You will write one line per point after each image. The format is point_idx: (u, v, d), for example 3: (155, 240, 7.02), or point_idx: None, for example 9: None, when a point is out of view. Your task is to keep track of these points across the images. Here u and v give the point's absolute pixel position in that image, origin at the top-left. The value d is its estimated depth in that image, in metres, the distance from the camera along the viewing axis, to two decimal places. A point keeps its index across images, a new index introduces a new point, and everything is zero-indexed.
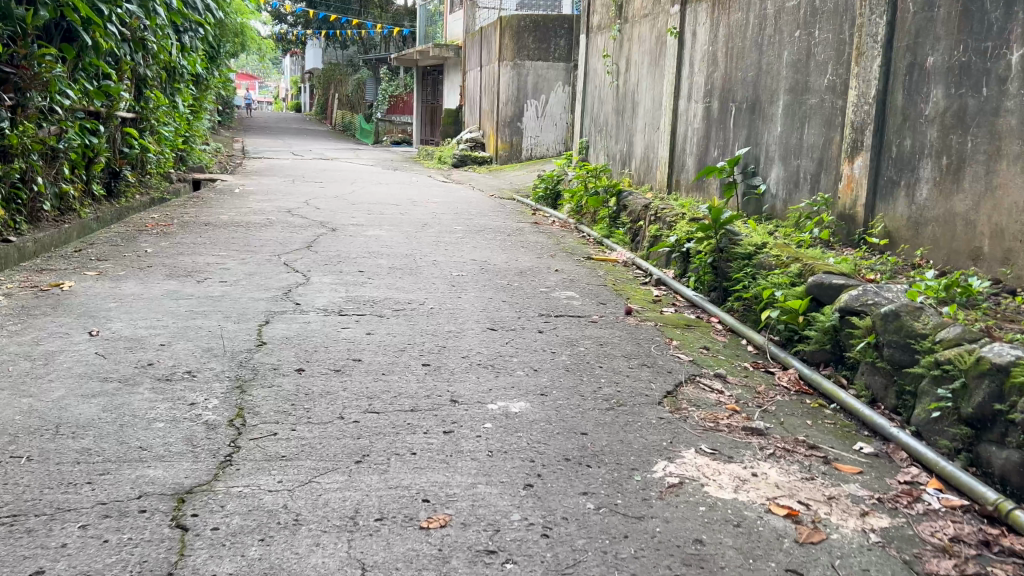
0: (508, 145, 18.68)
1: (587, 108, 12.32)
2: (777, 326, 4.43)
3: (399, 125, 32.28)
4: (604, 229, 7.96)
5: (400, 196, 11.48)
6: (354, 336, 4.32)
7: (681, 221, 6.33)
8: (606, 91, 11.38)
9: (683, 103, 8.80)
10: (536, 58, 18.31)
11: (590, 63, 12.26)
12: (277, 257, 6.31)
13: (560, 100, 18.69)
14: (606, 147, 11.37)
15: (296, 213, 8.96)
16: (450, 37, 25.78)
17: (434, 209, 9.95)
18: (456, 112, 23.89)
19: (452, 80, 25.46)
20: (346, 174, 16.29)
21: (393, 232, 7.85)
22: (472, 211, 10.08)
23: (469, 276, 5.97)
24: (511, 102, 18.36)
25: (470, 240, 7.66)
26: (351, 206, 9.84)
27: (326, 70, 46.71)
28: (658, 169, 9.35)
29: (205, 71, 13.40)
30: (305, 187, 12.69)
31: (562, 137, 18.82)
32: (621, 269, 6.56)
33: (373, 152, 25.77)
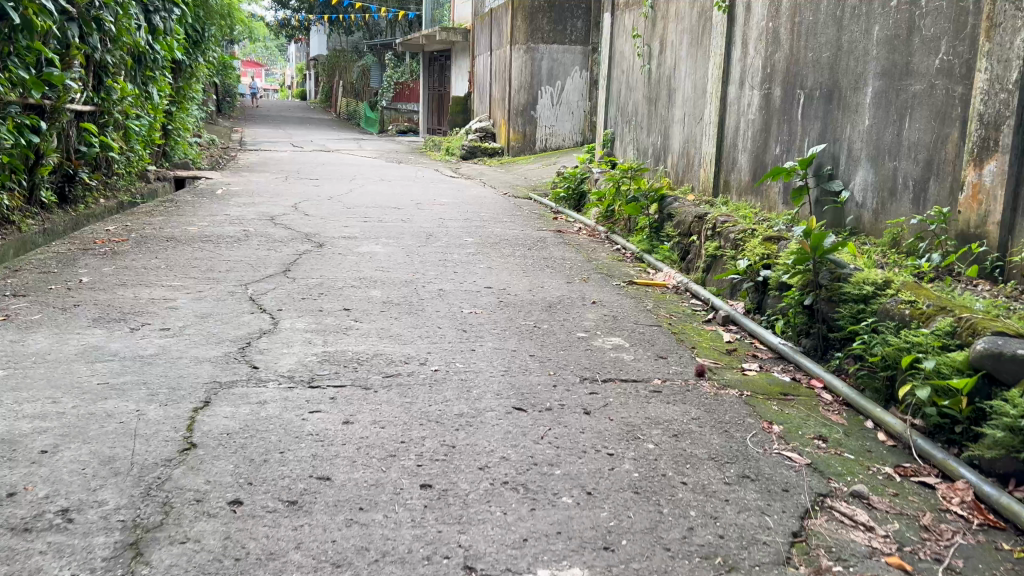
0: (521, 136, 17.30)
1: (612, 96, 10.97)
2: (926, 409, 3.14)
3: (405, 113, 30.98)
4: (644, 242, 6.66)
5: (402, 198, 10.16)
6: (325, 429, 3.05)
7: (753, 240, 5.03)
8: (636, 76, 10.03)
9: (735, 90, 7.46)
10: (552, 41, 16.94)
11: (616, 45, 10.89)
12: (243, 289, 5.04)
13: (577, 86, 17.29)
14: (635, 140, 10.05)
15: (280, 222, 7.68)
16: (458, 20, 24.40)
17: (440, 215, 8.63)
18: (464, 100, 22.51)
19: (460, 66, 24.11)
20: (346, 169, 14.98)
21: (391, 248, 6.56)
22: (484, 216, 8.77)
23: (484, 314, 4.69)
24: (524, 89, 17.02)
25: (482, 258, 6.37)
26: (345, 212, 8.54)
27: (330, 57, 45.39)
28: (703, 168, 8.02)
29: (186, 57, 12.12)
30: (297, 186, 11.39)
31: (579, 127, 17.43)
32: (674, 300, 5.28)
33: (377, 142, 24.44)
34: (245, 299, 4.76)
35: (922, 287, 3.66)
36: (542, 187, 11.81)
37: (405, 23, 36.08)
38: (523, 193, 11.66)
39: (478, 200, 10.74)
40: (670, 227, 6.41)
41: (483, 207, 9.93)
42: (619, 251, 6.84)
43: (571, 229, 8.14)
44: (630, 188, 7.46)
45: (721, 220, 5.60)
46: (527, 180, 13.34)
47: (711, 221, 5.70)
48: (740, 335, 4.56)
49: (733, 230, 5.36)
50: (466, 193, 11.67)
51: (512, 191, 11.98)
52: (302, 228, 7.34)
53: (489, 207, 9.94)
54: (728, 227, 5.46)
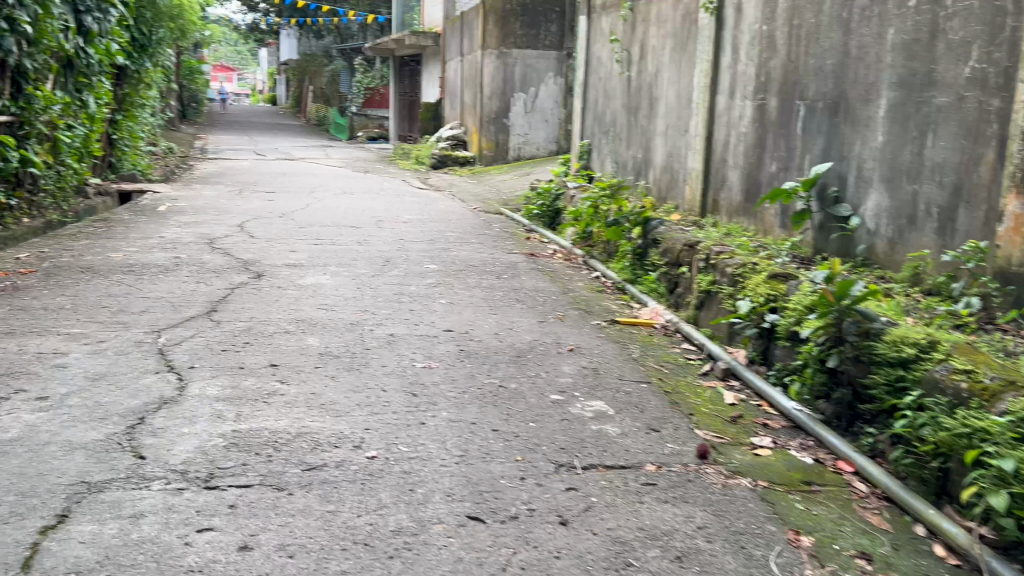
0: (493, 144, 16.51)
1: (588, 104, 10.28)
2: (999, 521, 2.42)
3: (376, 119, 30.14)
4: (627, 271, 5.94)
5: (363, 214, 9.36)
6: (213, 562, 2.27)
7: (756, 277, 4.32)
8: (614, 83, 9.33)
9: (724, 100, 6.78)
10: (524, 46, 16.23)
11: (592, 51, 10.19)
12: (154, 338, 4.23)
13: (551, 92, 16.60)
14: (614, 152, 9.35)
15: (219, 246, 6.87)
16: (429, 24, 23.67)
17: (401, 236, 7.86)
18: (435, 106, 21.72)
19: (430, 72, 23.38)
20: (308, 181, 14.14)
21: (341, 279, 5.78)
22: (449, 236, 8.00)
23: (439, 369, 3.93)
24: (496, 96, 16.24)
25: (444, 290, 5.61)
26: (296, 233, 7.74)
27: (300, 62, 44.44)
28: (689, 186, 7.33)
29: (130, 62, 11.24)
30: (250, 201, 10.54)
31: (555, 135, 16.72)
32: (663, 346, 4.56)
33: (345, 150, 23.56)
34: (152, 353, 3.96)
35: (977, 350, 2.96)
36: (514, 201, 11.07)
37: (376, 26, 35.21)
38: (495, 207, 10.90)
39: (445, 215, 9.97)
40: (656, 254, 5.69)
41: (450, 224, 9.16)
42: (599, 282, 6.09)
43: (545, 252, 7.39)
44: (609, 208, 6.74)
45: (716, 251, 4.89)
46: (499, 193, 12.59)
47: (704, 251, 4.99)
48: (744, 395, 3.85)
49: (730, 264, 4.65)
50: (433, 207, 10.90)
51: (482, 205, 11.22)
52: (242, 253, 6.53)
53: (457, 225, 9.17)
54: (724, 260, 4.75)
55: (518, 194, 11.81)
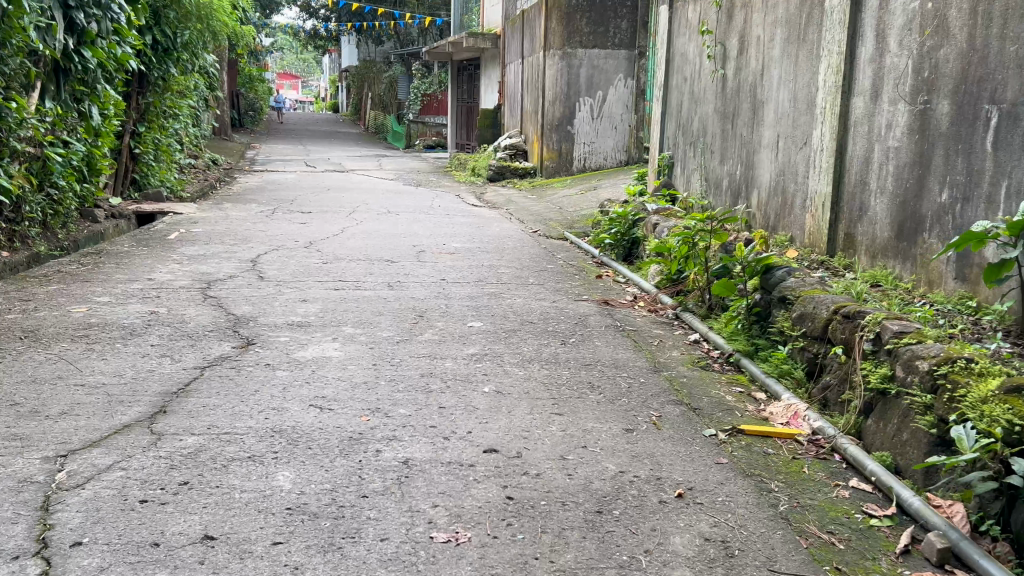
0: (555, 154, 15.18)
1: (669, 109, 8.69)
2: None
3: (433, 127, 29.01)
4: (742, 340, 4.37)
5: (403, 245, 7.96)
6: None
7: (982, 389, 2.72)
8: (704, 84, 7.76)
9: (865, 104, 5.16)
10: (591, 45, 14.66)
11: (675, 45, 8.60)
12: (51, 469, 2.82)
13: (621, 97, 14.81)
14: (703, 167, 7.76)
15: (216, 293, 5.52)
16: (488, 25, 22.32)
17: (443, 275, 6.39)
18: (494, 112, 20.30)
19: (489, 77, 22.04)
20: (351, 198, 12.84)
21: (353, 348, 4.34)
22: (503, 274, 6.51)
23: (471, 546, 2.42)
24: (559, 101, 14.90)
25: (490, 368, 4.11)
26: (316, 272, 6.37)
27: (359, 69, 43.74)
28: (813, 216, 5.72)
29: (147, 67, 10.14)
30: (280, 225, 9.25)
31: (623, 143, 14.92)
32: (825, 487, 2.98)
33: (399, 160, 22.39)
34: (28, 510, 2.54)
35: None
36: (581, 224, 9.54)
37: (434, 29, 34.12)
38: (558, 230, 9.40)
39: (499, 243, 8.50)
40: (784, 320, 4.12)
41: (504, 255, 7.68)
42: (700, 351, 4.55)
43: (624, 297, 5.87)
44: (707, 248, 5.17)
45: (894, 331, 3.30)
46: (562, 211, 11.07)
47: (871, 327, 3.40)
48: None
49: (925, 359, 3.05)
50: (486, 231, 9.44)
51: (544, 228, 9.73)
52: (239, 306, 5.15)
53: (512, 256, 7.68)
54: (911, 349, 3.16)
55: (586, 214, 10.27)
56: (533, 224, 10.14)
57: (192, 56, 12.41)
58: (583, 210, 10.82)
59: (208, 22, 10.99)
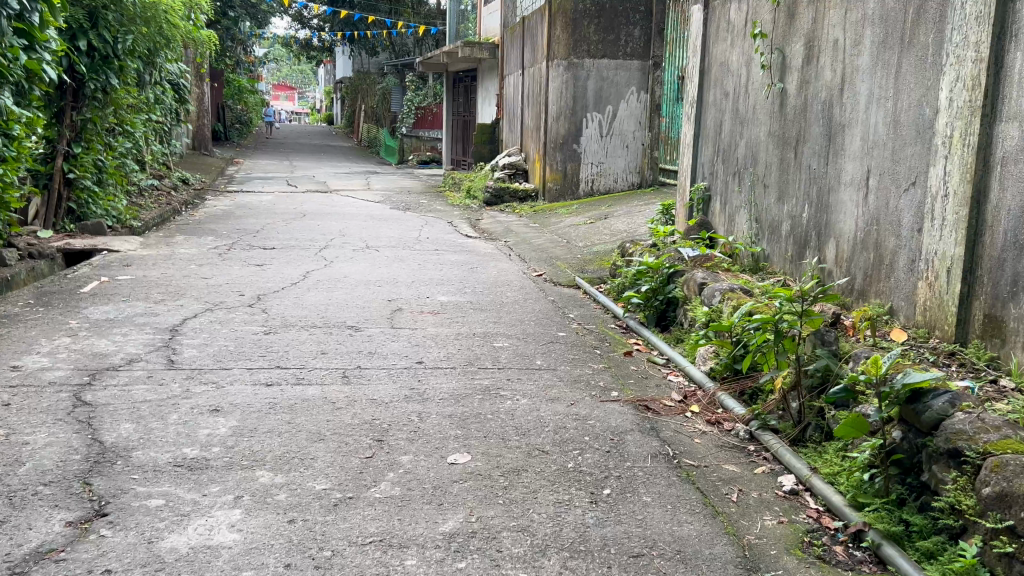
0: (559, 175, 13.62)
1: (704, 130, 7.15)
2: None
3: (427, 141, 27.59)
4: (881, 512, 2.77)
5: (375, 301, 6.34)
6: None
7: None
8: (753, 101, 6.22)
9: (1021, 134, 3.58)
10: (600, 54, 13.16)
11: (711, 54, 7.06)
12: None
13: (633, 112, 13.19)
14: (753, 204, 6.19)
15: (96, 395, 3.90)
16: (485, 33, 20.80)
17: (421, 355, 4.77)
18: (491, 127, 18.78)
19: (486, 89, 20.51)
20: (328, 227, 11.27)
21: (260, 524, 2.73)
22: (500, 353, 4.89)
23: None
24: (564, 117, 13.36)
25: (477, 572, 2.49)
26: (251, 351, 4.77)
27: (354, 81, 42.35)
28: (930, 284, 4.13)
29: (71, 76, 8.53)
30: (231, 269, 7.64)
31: (636, 163, 13.31)
32: None
33: (390, 178, 20.85)
34: None
35: None
36: (595, 266, 7.93)
37: (430, 38, 32.69)
38: (568, 273, 7.79)
39: (495, 294, 6.88)
40: (963, 494, 2.52)
41: (502, 315, 6.08)
42: (806, 519, 2.95)
43: (668, 395, 4.27)
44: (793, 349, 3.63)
45: None
46: (569, 245, 9.51)
47: None
48: None
49: None
50: (481, 275, 7.84)
51: (549, 269, 8.11)
52: (117, 423, 3.54)
53: (514, 316, 6.06)
54: None
55: (600, 253, 8.66)
56: (536, 264, 8.53)
57: (144, 63, 10.83)
58: (594, 246, 9.22)
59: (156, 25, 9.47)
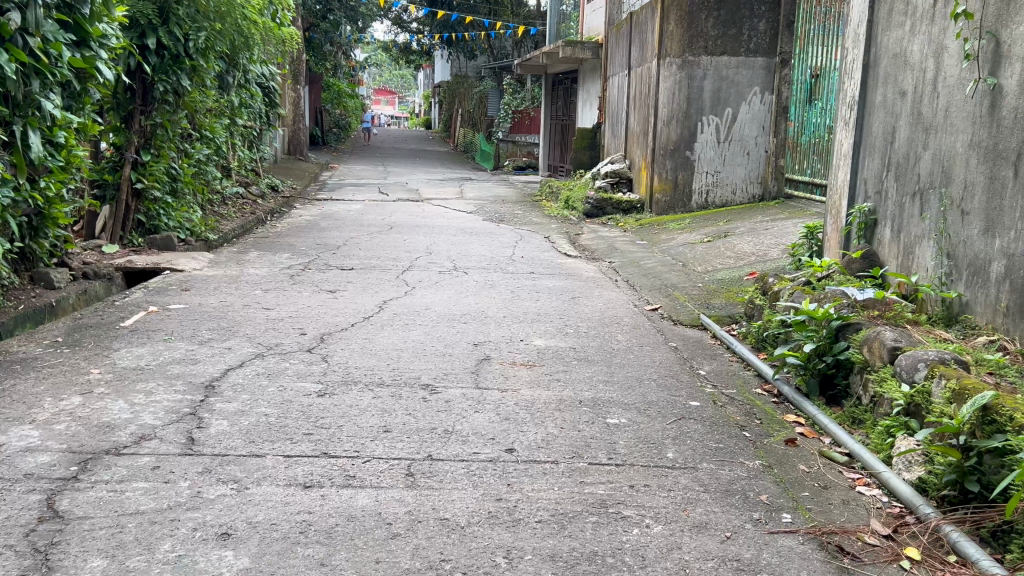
0: (669, 185, 12.26)
1: (869, 136, 5.71)
2: None
3: (524, 146, 26.59)
4: None
5: (458, 344, 5.22)
6: None
7: None
8: (942, 100, 4.78)
9: None
10: (719, 51, 11.74)
11: (879, 40, 5.61)
12: None
13: (756, 115, 11.75)
14: (942, 233, 4.72)
15: (75, 500, 2.90)
16: (588, 32, 19.62)
17: (512, 438, 3.60)
18: (592, 132, 17.56)
19: (588, 90, 19.30)
20: (415, 242, 10.29)
21: None
22: (616, 437, 3.67)
23: None
24: (676, 121, 12.01)
25: None
26: (296, 425, 3.71)
27: (452, 85, 41.87)
28: None
29: (133, 74, 7.88)
30: (299, 297, 6.69)
31: (758, 173, 11.84)
32: None
33: (485, 185, 19.88)
34: None
35: None
36: (724, 300, 6.59)
37: (529, 40, 31.76)
38: (691, 308, 6.48)
39: (603, 336, 5.65)
40: None
41: (615, 369, 4.86)
42: None
43: (866, 525, 2.96)
44: None
45: None
46: (687, 269, 8.19)
47: None
48: None
49: None
50: (585, 308, 6.62)
51: (667, 302, 6.81)
52: (83, 557, 2.51)
53: (630, 370, 4.81)
54: None
55: (726, 282, 7.30)
56: (650, 293, 7.25)
57: (221, 63, 10.16)
58: (716, 272, 7.85)
59: (230, 20, 8.75)
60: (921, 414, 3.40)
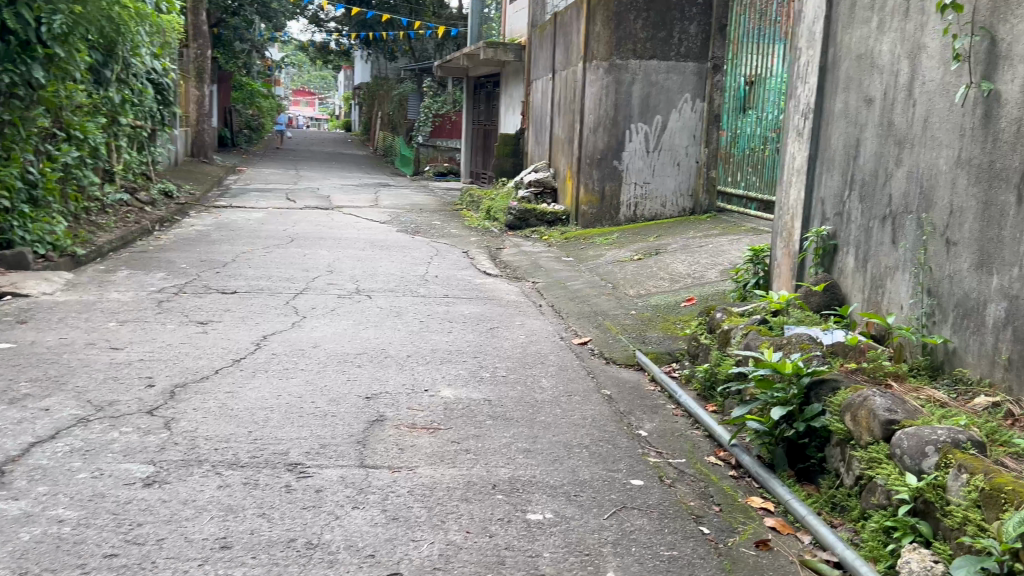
0: (595, 196, 11.49)
1: (828, 149, 5.01)
2: None
3: (445, 151, 25.64)
4: None
5: (346, 398, 4.24)
6: None
7: None
8: (920, 108, 4.07)
9: None
10: (648, 55, 11.04)
11: (840, 39, 4.90)
12: None
13: (686, 123, 11.10)
14: (921, 265, 3.99)
15: None
16: (510, 33, 18.83)
17: (398, 554, 2.66)
18: (515, 138, 16.74)
19: (509, 94, 18.49)
20: (316, 257, 9.21)
21: None
22: (540, 547, 2.75)
23: None
24: (603, 128, 11.26)
25: None
26: (100, 543, 2.66)
27: (371, 88, 40.62)
28: None
29: None
30: (161, 330, 5.57)
31: (688, 184, 11.19)
32: None
33: (402, 192, 18.83)
34: None
35: None
36: (662, 334, 5.76)
37: (450, 41, 30.90)
38: (624, 342, 5.64)
39: (524, 381, 4.74)
40: None
41: (539, 430, 3.95)
42: None
43: None
44: None
45: None
46: (617, 292, 7.38)
47: None
48: None
49: None
50: (503, 342, 5.71)
51: (598, 334, 5.95)
52: None
53: (556, 431, 3.91)
54: None
55: (663, 311, 6.50)
56: (578, 323, 6.39)
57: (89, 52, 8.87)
58: (650, 296, 7.06)
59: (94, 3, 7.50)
60: (932, 514, 2.61)
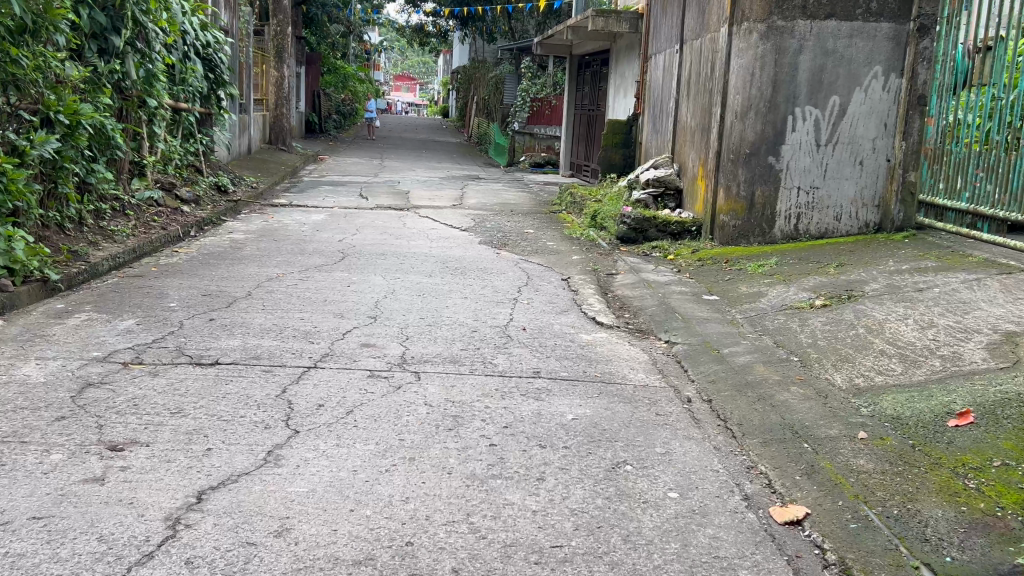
0: (741, 205, 8.57)
1: None
2: None
3: (542, 139, 23.01)
4: None
5: None
6: None
7: None
8: None
9: None
10: (825, 14, 8.04)
11: None
12: None
13: (874, 107, 8.11)
14: None
15: None
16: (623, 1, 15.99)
17: None
18: (626, 125, 13.94)
19: (621, 73, 15.68)
20: (363, 288, 6.73)
21: None
22: None
23: None
24: (756, 115, 8.30)
25: None
26: None
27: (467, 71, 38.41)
28: None
29: None
30: (31, 466, 3.12)
31: (874, 190, 8.26)
32: None
33: (493, 188, 16.27)
34: None
35: None
36: (956, 517, 2.96)
37: (552, 16, 28.29)
38: (886, 535, 2.87)
39: None
40: None
41: None
42: None
43: None
44: None
45: None
46: (812, 378, 4.57)
47: None
48: None
49: None
50: (638, 516, 3.00)
51: (819, 499, 3.20)
52: None
53: None
54: None
55: (921, 439, 3.66)
56: (768, 458, 3.63)
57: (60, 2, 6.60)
58: (875, 396, 4.23)
59: None
60: None
